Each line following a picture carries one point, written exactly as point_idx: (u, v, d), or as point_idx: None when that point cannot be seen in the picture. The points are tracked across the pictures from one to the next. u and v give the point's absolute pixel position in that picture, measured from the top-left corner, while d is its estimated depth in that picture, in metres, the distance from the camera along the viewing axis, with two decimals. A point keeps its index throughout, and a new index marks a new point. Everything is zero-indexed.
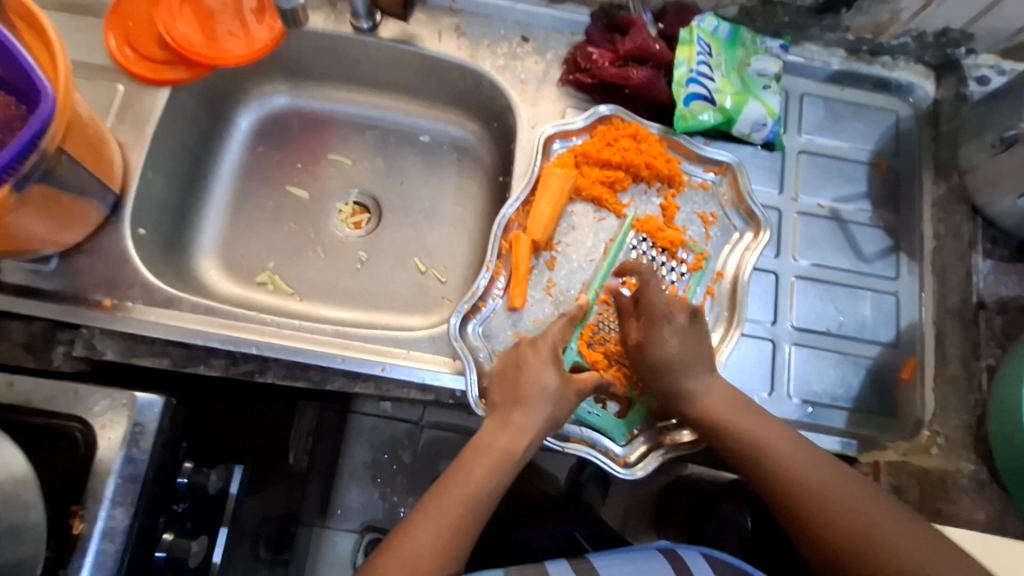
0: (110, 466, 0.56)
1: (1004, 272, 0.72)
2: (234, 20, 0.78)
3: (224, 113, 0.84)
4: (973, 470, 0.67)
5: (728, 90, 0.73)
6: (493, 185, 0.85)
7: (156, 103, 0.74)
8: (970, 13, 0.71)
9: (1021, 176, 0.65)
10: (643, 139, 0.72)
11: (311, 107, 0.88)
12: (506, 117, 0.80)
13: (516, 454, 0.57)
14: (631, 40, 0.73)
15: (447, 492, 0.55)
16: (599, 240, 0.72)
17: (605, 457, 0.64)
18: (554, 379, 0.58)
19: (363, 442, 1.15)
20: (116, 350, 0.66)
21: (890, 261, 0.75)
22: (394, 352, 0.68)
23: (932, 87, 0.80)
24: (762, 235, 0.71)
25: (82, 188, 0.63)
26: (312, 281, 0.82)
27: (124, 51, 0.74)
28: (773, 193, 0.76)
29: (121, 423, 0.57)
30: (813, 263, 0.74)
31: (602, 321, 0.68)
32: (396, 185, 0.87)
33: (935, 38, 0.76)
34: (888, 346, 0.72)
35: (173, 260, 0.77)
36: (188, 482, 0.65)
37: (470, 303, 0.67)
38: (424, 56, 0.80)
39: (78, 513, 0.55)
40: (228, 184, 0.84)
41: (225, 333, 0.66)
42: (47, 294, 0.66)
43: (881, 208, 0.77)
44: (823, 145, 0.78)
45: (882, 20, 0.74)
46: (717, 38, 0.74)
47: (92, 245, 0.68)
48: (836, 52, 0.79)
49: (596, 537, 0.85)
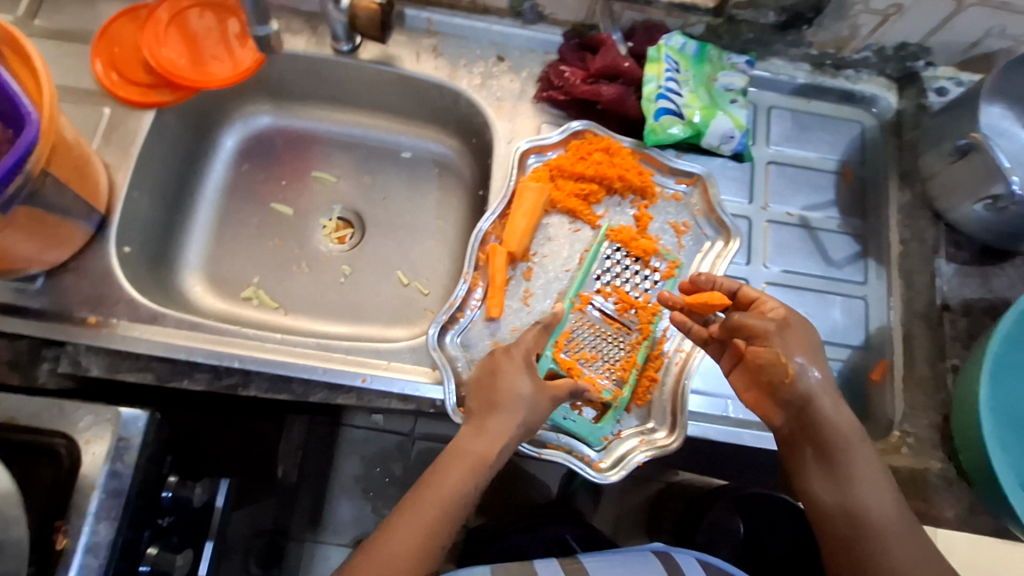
0: (94, 482, 0.57)
1: (967, 275, 0.74)
2: (219, 44, 0.80)
3: (209, 133, 0.87)
4: (942, 468, 0.69)
5: (696, 104, 0.75)
6: (473, 199, 0.87)
7: (141, 125, 0.76)
8: (925, 28, 0.74)
9: (978, 183, 0.68)
10: (616, 153, 0.75)
11: (295, 126, 0.90)
12: (483, 133, 0.83)
13: (491, 458, 0.58)
14: (601, 59, 0.76)
15: (424, 496, 0.57)
16: (575, 251, 0.74)
17: (582, 462, 0.65)
18: (528, 385, 0.60)
19: (354, 455, 1.16)
20: (101, 367, 0.67)
21: (859, 266, 0.77)
22: (374, 363, 0.69)
23: (895, 98, 0.82)
24: (732, 242, 0.73)
25: (68, 209, 0.65)
26: (296, 295, 0.83)
27: (110, 76, 0.76)
28: (743, 203, 0.78)
29: (105, 438, 0.58)
30: (783, 269, 0.76)
31: (578, 329, 0.69)
32: (379, 201, 0.89)
33: (895, 52, 0.79)
34: (859, 349, 0.74)
35: (158, 277, 0.79)
36: (173, 496, 0.66)
37: (448, 314, 0.69)
38: (403, 76, 0.82)
39: (62, 528, 0.56)
40: (214, 202, 0.86)
41: (209, 348, 0.68)
42: (33, 313, 0.68)
43: (849, 215, 0.79)
44: (790, 156, 0.80)
45: (842, 36, 0.77)
46: (685, 55, 0.77)
47: (77, 264, 0.70)
48: (801, 66, 0.82)
49: (587, 540, 0.87)
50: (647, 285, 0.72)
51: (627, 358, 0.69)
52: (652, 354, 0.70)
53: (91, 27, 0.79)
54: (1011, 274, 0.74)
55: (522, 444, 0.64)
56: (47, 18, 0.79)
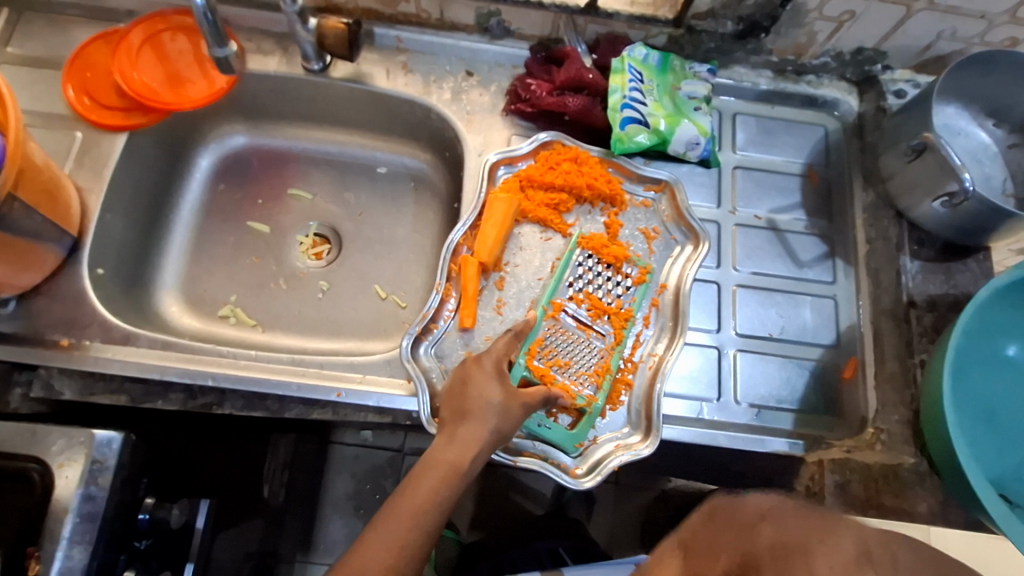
0: (68, 505, 0.57)
1: (931, 271, 0.76)
2: (192, 66, 0.81)
3: (184, 154, 0.87)
4: (914, 463, 0.70)
5: (661, 112, 0.77)
6: (449, 212, 0.88)
7: (114, 148, 0.77)
8: (879, 32, 0.76)
9: (935, 181, 0.69)
10: (584, 162, 0.76)
11: (270, 145, 0.91)
12: (456, 146, 0.84)
13: (464, 467, 0.58)
14: (566, 71, 0.77)
15: (398, 509, 0.57)
16: (546, 259, 0.75)
17: (558, 469, 0.66)
18: (498, 393, 0.61)
19: (345, 473, 1.16)
20: (74, 390, 0.67)
21: (827, 266, 0.78)
22: (350, 377, 0.70)
23: (856, 101, 0.85)
24: (701, 247, 0.74)
25: (38, 232, 0.65)
26: (274, 312, 0.84)
27: (83, 100, 0.77)
28: (711, 208, 0.79)
29: (78, 462, 0.58)
30: (752, 272, 0.77)
31: (552, 336, 0.70)
32: (355, 216, 0.90)
33: (852, 57, 0.81)
34: (829, 348, 0.75)
35: (134, 298, 0.79)
36: (150, 518, 0.66)
37: (422, 326, 0.69)
38: (374, 93, 0.83)
39: (34, 554, 0.55)
40: (190, 223, 0.87)
41: (182, 367, 0.68)
42: (5, 337, 0.68)
43: (815, 216, 0.81)
44: (756, 160, 0.82)
45: (800, 42, 0.79)
46: (648, 65, 0.78)
47: (50, 287, 0.70)
48: (764, 73, 0.84)
49: (578, 550, 0.88)
50: (618, 291, 0.73)
51: (601, 364, 0.70)
52: (625, 359, 0.71)
53: (62, 53, 0.80)
54: (974, 270, 0.76)
55: (497, 452, 0.64)
56: (21, 45, 0.80)
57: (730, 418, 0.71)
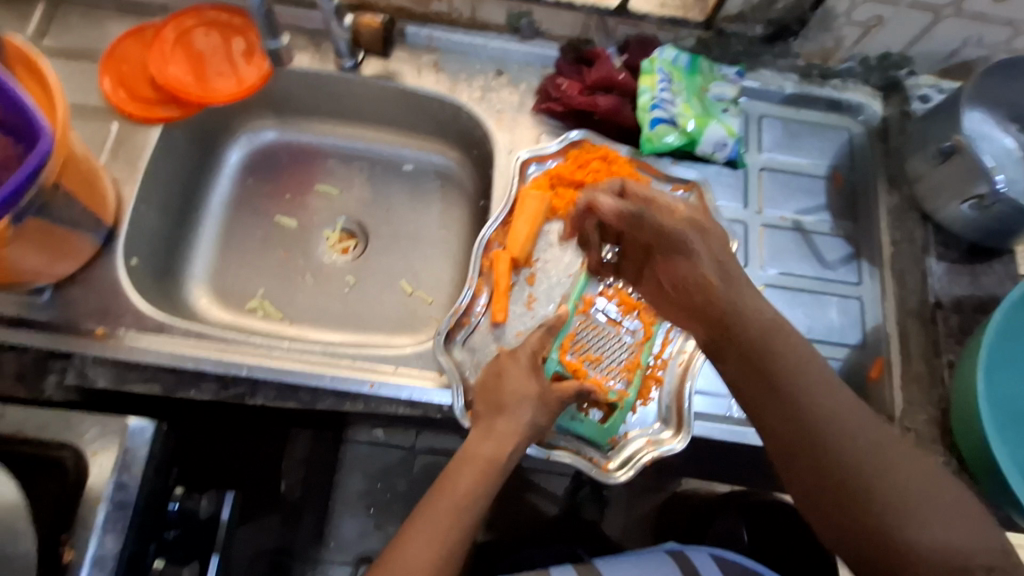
0: (100, 494, 0.56)
1: (956, 273, 0.76)
2: (224, 62, 0.82)
3: (214, 149, 0.88)
4: (942, 463, 0.70)
5: (689, 113, 0.77)
6: (475, 210, 0.89)
7: (148, 140, 0.77)
8: (906, 38, 0.77)
9: (963, 183, 0.70)
10: (613, 160, 0.77)
11: (298, 140, 0.92)
12: (485, 144, 0.85)
13: (500, 462, 0.60)
14: (597, 71, 0.79)
15: (437, 502, 0.58)
16: (576, 256, 0.75)
17: (590, 463, 0.66)
18: (534, 386, 0.63)
19: (357, 472, 1.15)
20: (108, 378, 0.67)
21: (853, 267, 0.79)
22: (381, 370, 0.70)
23: (880, 106, 0.85)
24: (728, 245, 0.75)
25: (76, 222, 0.66)
26: (302, 306, 0.84)
27: (118, 93, 0.78)
28: (738, 208, 0.80)
29: (111, 450, 0.58)
30: (779, 271, 0.78)
31: (582, 331, 0.71)
32: (382, 213, 0.90)
33: (878, 62, 0.82)
34: (856, 348, 0.76)
35: (164, 290, 0.79)
36: (179, 508, 0.66)
37: (454, 320, 0.70)
38: (404, 91, 0.84)
39: (67, 542, 0.55)
40: (219, 216, 0.87)
41: (216, 357, 0.68)
42: (40, 325, 0.68)
43: (840, 218, 0.81)
44: (782, 162, 0.83)
45: (828, 47, 0.80)
46: (678, 67, 0.79)
47: (85, 277, 0.71)
48: (790, 76, 0.85)
49: (597, 550, 0.86)
50: None
51: (631, 358, 0.71)
52: (654, 355, 0.71)
53: (98, 46, 0.81)
54: (999, 272, 0.76)
55: (531, 446, 0.65)
56: (57, 38, 0.81)
57: None
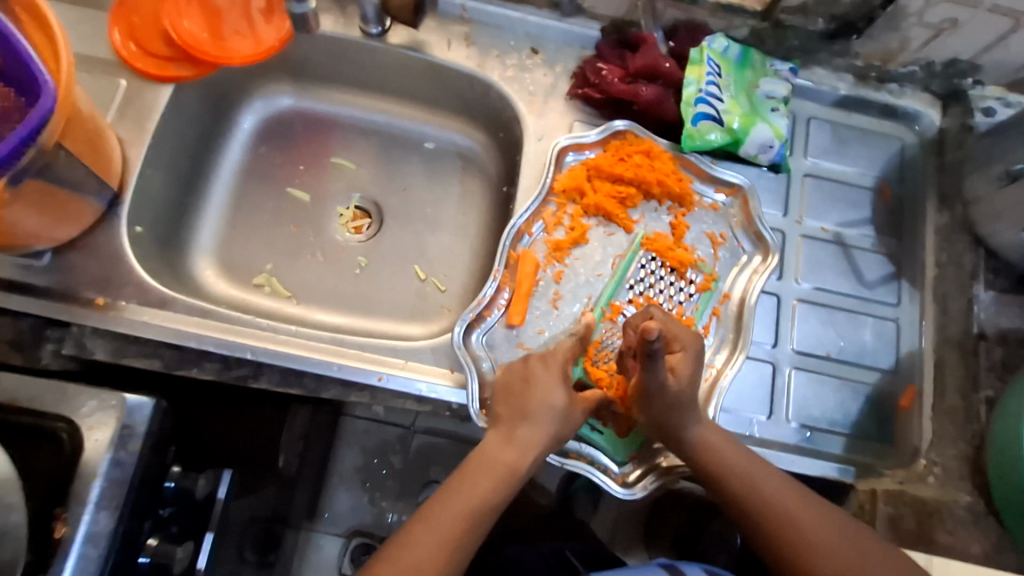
0: (96, 470, 0.50)
1: (1005, 303, 0.73)
2: (242, 20, 0.75)
3: (226, 113, 0.84)
4: (970, 501, 0.68)
5: (736, 111, 0.72)
6: (497, 196, 0.84)
7: (158, 99, 0.73)
8: (980, 43, 0.71)
9: None
10: (656, 156, 0.72)
11: (315, 109, 0.87)
12: (513, 128, 0.80)
13: (520, 469, 0.58)
14: (641, 58, 0.73)
15: (448, 505, 0.57)
16: (607, 255, 0.71)
17: (604, 475, 0.65)
18: (562, 397, 0.60)
19: (354, 446, 1.05)
20: (106, 351, 0.65)
21: (892, 287, 0.75)
22: (391, 362, 0.67)
23: (938, 115, 0.79)
24: (771, 258, 0.70)
25: (79, 183, 0.62)
26: (310, 285, 0.81)
27: (128, 46, 0.73)
28: (777, 216, 0.76)
29: (109, 425, 0.52)
30: (814, 286, 0.74)
31: (608, 338, 0.68)
32: (398, 191, 0.86)
33: (943, 68, 0.76)
34: (887, 372, 0.72)
35: (168, 260, 0.76)
36: (176, 487, 0.59)
37: (475, 312, 0.67)
38: (432, 63, 0.79)
39: (60, 516, 0.49)
40: (229, 183, 0.83)
41: (220, 337, 0.66)
42: (39, 290, 0.65)
43: (884, 235, 0.77)
44: (827, 169, 0.78)
45: (891, 48, 0.74)
46: (727, 58, 0.74)
47: (86, 242, 0.67)
48: (845, 77, 0.79)
49: (588, 556, 0.81)
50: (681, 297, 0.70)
51: None
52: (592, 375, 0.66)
53: None
54: None
55: (548, 455, 0.63)
56: None
57: (779, 437, 0.69)
